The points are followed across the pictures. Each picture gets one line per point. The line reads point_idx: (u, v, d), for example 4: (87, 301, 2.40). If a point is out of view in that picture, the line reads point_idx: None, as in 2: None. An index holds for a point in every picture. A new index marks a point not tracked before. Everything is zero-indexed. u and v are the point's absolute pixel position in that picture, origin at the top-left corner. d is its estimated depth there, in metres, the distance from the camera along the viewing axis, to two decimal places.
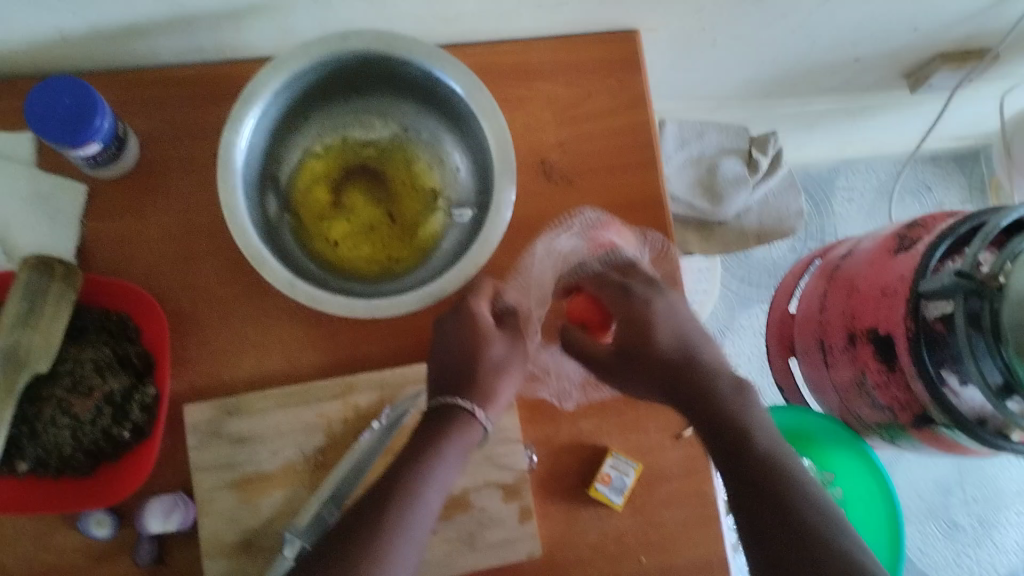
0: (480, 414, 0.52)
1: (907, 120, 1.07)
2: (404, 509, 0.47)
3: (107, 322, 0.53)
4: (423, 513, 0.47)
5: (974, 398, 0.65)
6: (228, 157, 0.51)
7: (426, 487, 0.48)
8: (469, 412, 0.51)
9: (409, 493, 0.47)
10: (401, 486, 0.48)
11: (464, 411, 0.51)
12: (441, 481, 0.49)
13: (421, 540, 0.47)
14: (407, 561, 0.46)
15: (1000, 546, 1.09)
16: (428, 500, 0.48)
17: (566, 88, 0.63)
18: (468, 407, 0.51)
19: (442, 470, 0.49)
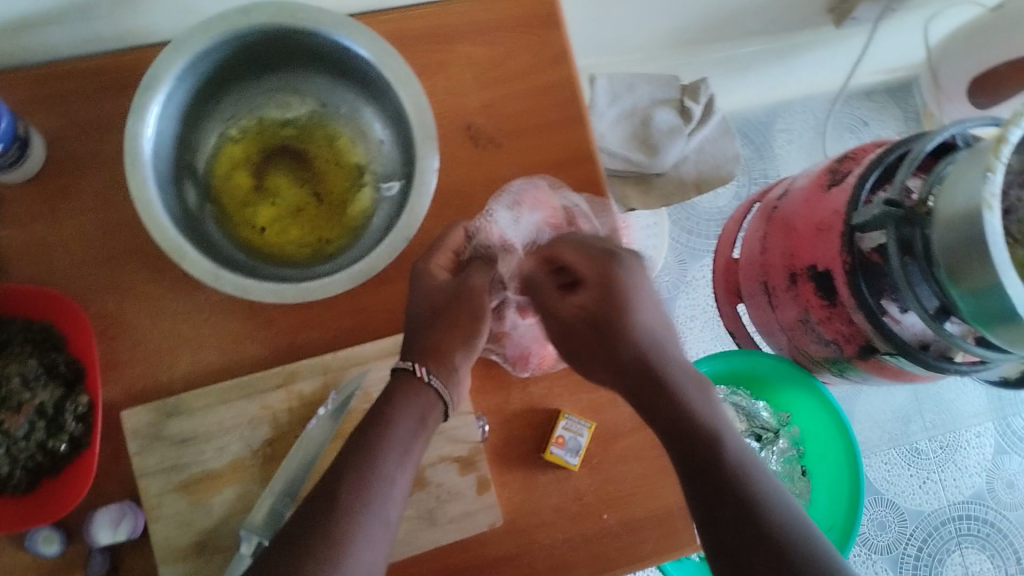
0: (422, 371, 0.50)
1: (836, 56, 1.08)
2: (359, 486, 0.45)
3: (31, 331, 0.52)
4: (384, 487, 0.46)
5: (915, 322, 0.66)
6: (134, 148, 0.49)
7: (383, 459, 0.47)
8: (408, 372, 0.50)
9: (362, 471, 0.46)
10: (355, 465, 0.46)
11: (408, 375, 0.50)
12: (393, 452, 0.47)
13: (385, 516, 0.45)
14: (371, 537, 0.44)
15: (963, 468, 1.12)
16: (383, 472, 0.46)
17: (485, 49, 0.62)
18: (407, 365, 0.50)
19: (395, 438, 0.47)
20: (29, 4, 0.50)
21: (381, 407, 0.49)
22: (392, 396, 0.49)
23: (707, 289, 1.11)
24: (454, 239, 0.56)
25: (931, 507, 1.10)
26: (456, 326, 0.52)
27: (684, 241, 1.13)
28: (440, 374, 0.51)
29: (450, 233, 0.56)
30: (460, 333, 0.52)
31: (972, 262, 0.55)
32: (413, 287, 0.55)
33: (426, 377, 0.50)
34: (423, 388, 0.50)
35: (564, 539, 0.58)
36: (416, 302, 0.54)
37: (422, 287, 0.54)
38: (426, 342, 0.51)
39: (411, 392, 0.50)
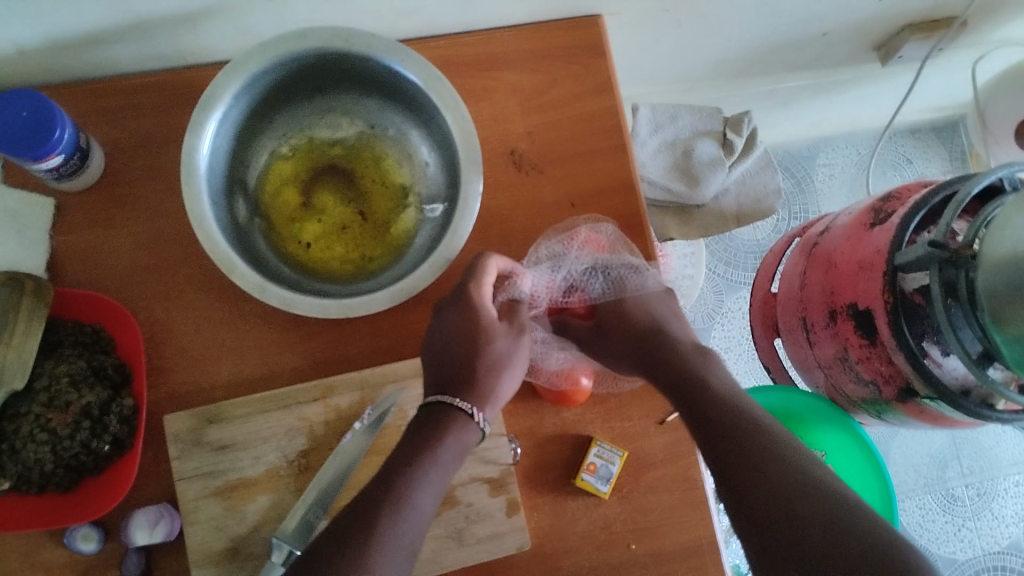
0: (479, 416, 0.51)
1: (884, 93, 1.07)
2: (396, 515, 0.46)
3: (81, 333, 0.53)
4: (415, 516, 0.47)
5: (957, 367, 0.65)
6: (191, 162, 0.51)
7: (413, 487, 0.47)
8: (467, 415, 0.50)
9: (395, 500, 0.46)
10: (392, 492, 0.47)
11: (463, 415, 0.51)
12: (429, 483, 0.48)
13: (413, 543, 0.46)
14: (400, 565, 0.45)
15: (1000, 517, 1.09)
16: (416, 500, 0.47)
17: (532, 76, 0.63)
18: (467, 409, 0.51)
19: (436, 469, 0.48)
20: (100, 21, 0.53)
21: (425, 438, 0.49)
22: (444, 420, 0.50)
23: (743, 321, 1.11)
24: (491, 274, 0.55)
25: (964, 556, 1.08)
26: (500, 368, 0.53)
27: (722, 272, 1.13)
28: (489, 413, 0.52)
29: (486, 266, 0.55)
30: (507, 374, 0.53)
31: (1016, 307, 0.54)
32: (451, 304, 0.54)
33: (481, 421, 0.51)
34: (471, 424, 0.50)
35: (590, 566, 0.58)
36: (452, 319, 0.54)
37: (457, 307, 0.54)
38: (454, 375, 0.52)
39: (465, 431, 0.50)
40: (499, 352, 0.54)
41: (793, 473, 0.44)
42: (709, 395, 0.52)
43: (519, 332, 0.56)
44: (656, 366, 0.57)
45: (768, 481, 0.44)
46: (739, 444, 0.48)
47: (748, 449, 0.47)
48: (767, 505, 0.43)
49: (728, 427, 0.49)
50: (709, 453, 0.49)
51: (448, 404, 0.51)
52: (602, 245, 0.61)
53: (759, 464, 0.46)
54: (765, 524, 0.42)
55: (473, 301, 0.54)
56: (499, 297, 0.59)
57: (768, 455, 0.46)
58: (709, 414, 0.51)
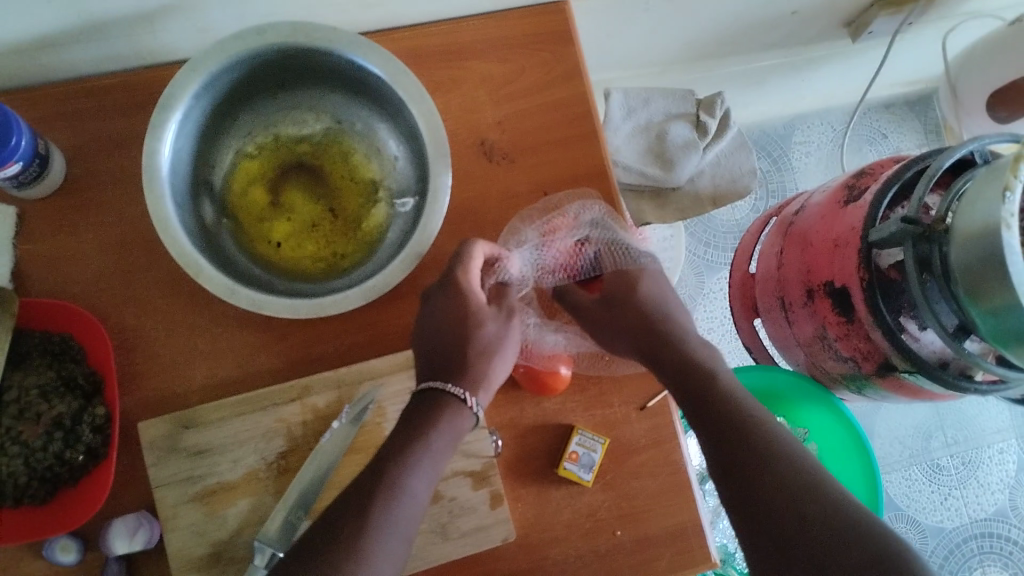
0: (472, 402, 0.50)
1: (857, 68, 1.07)
2: (389, 504, 0.45)
3: (50, 344, 0.52)
4: (409, 504, 0.46)
5: (934, 341, 0.66)
6: (153, 165, 0.50)
7: (407, 475, 0.47)
8: (459, 401, 0.50)
9: (388, 488, 0.46)
10: (385, 481, 0.46)
11: (455, 401, 0.50)
12: (422, 469, 0.47)
13: (406, 532, 0.46)
14: (391, 553, 0.45)
15: (985, 485, 1.10)
16: (410, 488, 0.47)
17: (500, 64, 0.62)
18: (458, 394, 0.50)
19: (430, 457, 0.48)
20: (53, 23, 0.51)
21: (417, 425, 0.48)
22: (430, 411, 0.49)
23: (724, 302, 1.11)
24: (478, 252, 0.55)
25: (952, 524, 1.09)
26: (491, 354, 0.53)
27: (702, 254, 1.13)
28: (482, 398, 0.52)
29: (473, 245, 0.55)
30: (500, 360, 0.53)
31: (992, 284, 0.54)
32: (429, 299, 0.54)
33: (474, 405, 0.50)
34: (463, 408, 0.50)
35: (576, 555, 0.58)
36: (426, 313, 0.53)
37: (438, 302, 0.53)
38: (444, 366, 0.52)
39: (456, 417, 0.50)
40: (489, 337, 0.54)
41: (809, 489, 0.44)
42: (716, 400, 0.50)
43: (508, 316, 0.57)
44: (664, 365, 0.55)
45: (785, 497, 0.44)
46: (749, 456, 0.46)
47: (759, 462, 0.46)
48: (782, 524, 0.43)
49: (737, 437, 0.48)
50: (717, 464, 0.48)
51: (439, 389, 0.50)
52: (583, 224, 0.60)
53: (771, 480, 0.45)
54: (781, 545, 0.42)
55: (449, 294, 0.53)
56: (490, 280, 0.60)
57: (780, 468, 0.45)
58: (717, 421, 0.49)
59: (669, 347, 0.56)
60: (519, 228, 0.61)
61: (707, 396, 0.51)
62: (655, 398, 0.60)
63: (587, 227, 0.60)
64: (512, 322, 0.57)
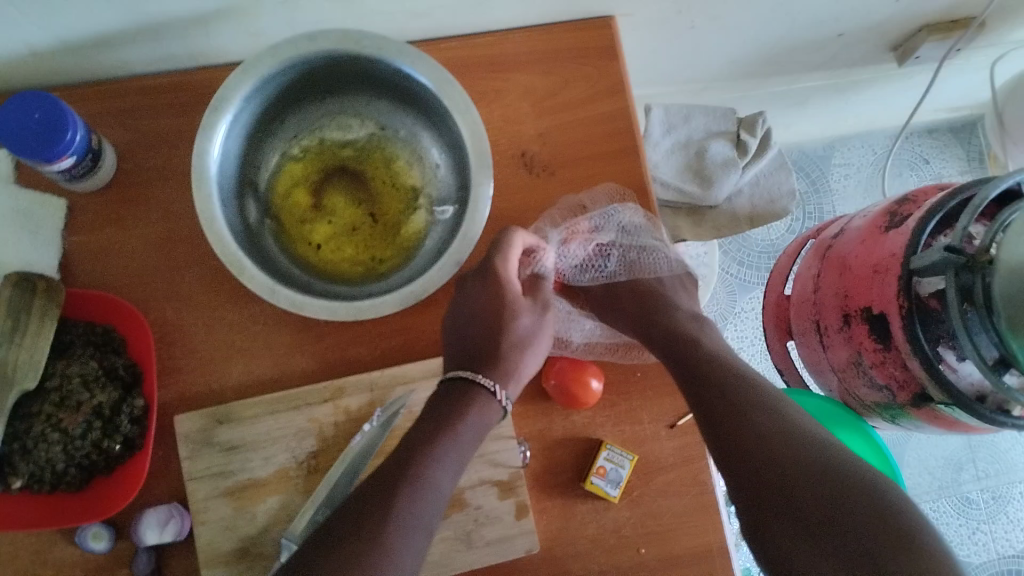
0: (502, 395, 0.51)
1: (900, 93, 1.06)
2: (415, 495, 0.46)
3: (93, 334, 0.53)
4: (433, 497, 0.46)
5: (972, 373, 0.64)
6: (202, 164, 0.51)
7: (433, 467, 0.47)
8: (489, 393, 0.50)
9: (414, 480, 0.46)
10: (410, 473, 0.46)
11: (486, 393, 0.50)
12: (449, 461, 0.48)
13: (429, 524, 0.46)
14: (416, 545, 0.44)
15: (1015, 521, 1.08)
16: (434, 479, 0.47)
17: (544, 77, 0.63)
18: (488, 386, 0.50)
19: (457, 449, 0.48)
20: (113, 23, 0.53)
21: (447, 416, 0.49)
22: (461, 412, 0.49)
23: (756, 323, 1.10)
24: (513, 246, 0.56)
25: (977, 559, 1.07)
26: (523, 347, 0.54)
27: (735, 273, 1.12)
28: (511, 391, 0.52)
29: (508, 238, 0.56)
30: (530, 353, 0.54)
31: None
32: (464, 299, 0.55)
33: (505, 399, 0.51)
34: (494, 402, 0.50)
35: (599, 570, 0.58)
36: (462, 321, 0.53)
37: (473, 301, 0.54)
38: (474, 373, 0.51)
39: (486, 411, 0.50)
40: (523, 330, 0.55)
41: (798, 453, 0.45)
42: (715, 373, 0.53)
43: (544, 309, 0.58)
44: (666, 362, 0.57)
45: (777, 466, 0.45)
46: (744, 431, 0.48)
47: (752, 436, 0.48)
48: (765, 480, 0.45)
49: (734, 419, 0.49)
50: (713, 442, 0.50)
51: (469, 378, 0.51)
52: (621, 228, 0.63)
53: (763, 451, 0.46)
54: (766, 496, 0.44)
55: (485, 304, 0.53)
56: (524, 271, 0.61)
57: (766, 434, 0.48)
58: (714, 406, 0.51)
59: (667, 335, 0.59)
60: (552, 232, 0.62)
61: (699, 363, 0.55)
62: (685, 417, 0.60)
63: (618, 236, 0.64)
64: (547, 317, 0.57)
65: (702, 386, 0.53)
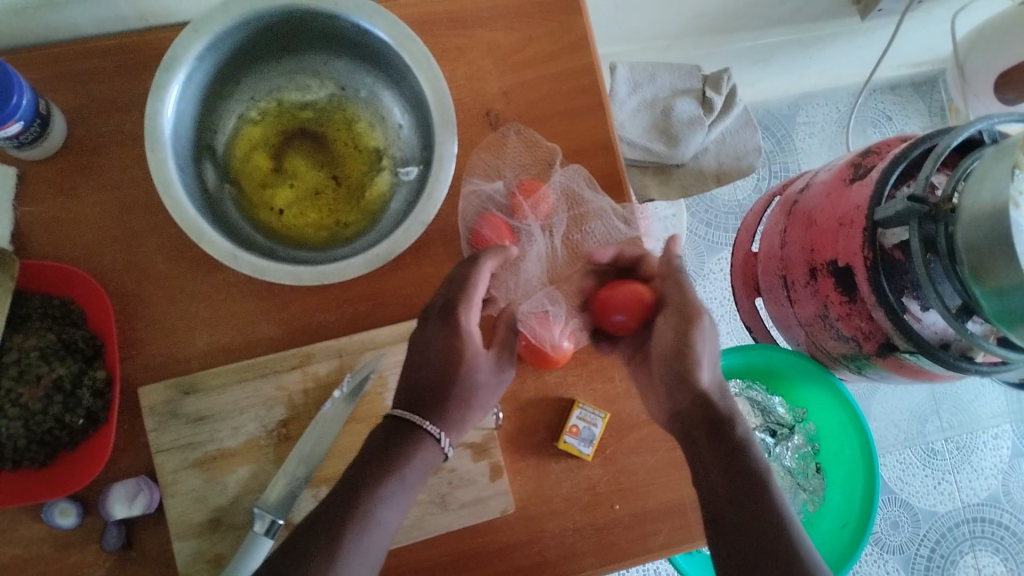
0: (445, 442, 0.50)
1: (862, 49, 1.07)
2: (360, 535, 0.46)
3: (50, 307, 0.52)
4: (378, 537, 0.47)
5: (936, 322, 0.66)
6: (155, 128, 0.49)
7: (380, 506, 0.48)
8: (434, 439, 0.50)
9: (363, 520, 0.47)
10: (358, 511, 0.47)
11: (422, 433, 0.50)
12: (396, 502, 0.48)
13: (374, 562, 0.47)
14: None
15: (978, 470, 1.11)
16: (382, 518, 0.47)
17: (506, 34, 0.62)
18: (434, 433, 0.50)
19: (401, 488, 0.48)
20: None
21: (393, 456, 0.49)
22: (410, 449, 0.49)
23: (723, 283, 1.11)
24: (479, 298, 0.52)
25: (944, 509, 1.10)
26: (474, 399, 0.51)
27: (702, 234, 1.12)
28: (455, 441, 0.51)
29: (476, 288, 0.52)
30: (478, 411, 0.52)
31: (998, 260, 0.54)
32: (426, 341, 0.52)
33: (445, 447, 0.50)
34: (435, 446, 0.50)
35: (574, 528, 0.58)
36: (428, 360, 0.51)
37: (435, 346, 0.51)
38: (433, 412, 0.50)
39: (428, 452, 0.50)
40: (479, 379, 0.52)
41: None
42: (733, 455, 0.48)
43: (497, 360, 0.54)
44: (706, 457, 0.49)
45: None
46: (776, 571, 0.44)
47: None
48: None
49: (773, 539, 0.45)
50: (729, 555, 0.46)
51: (416, 425, 0.50)
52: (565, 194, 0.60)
53: None
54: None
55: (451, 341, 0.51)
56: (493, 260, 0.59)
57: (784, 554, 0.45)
58: (757, 526, 0.46)
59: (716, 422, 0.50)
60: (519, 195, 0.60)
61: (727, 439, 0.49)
62: None
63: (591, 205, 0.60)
64: (503, 368, 0.54)
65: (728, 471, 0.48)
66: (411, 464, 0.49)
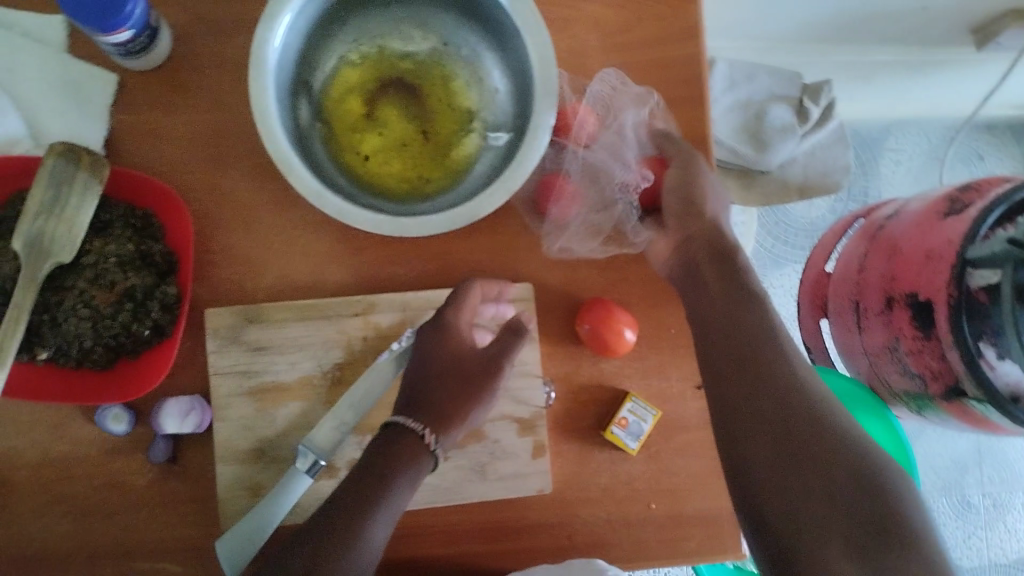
0: (430, 438, 0.49)
1: (969, 81, 1.03)
2: (349, 546, 0.44)
3: (132, 217, 0.52)
4: (370, 550, 0.44)
5: (1009, 373, 0.62)
6: (261, 55, 0.49)
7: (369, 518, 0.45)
8: (419, 437, 0.49)
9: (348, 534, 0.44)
10: (344, 525, 0.44)
11: (416, 439, 0.49)
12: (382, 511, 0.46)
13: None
14: None
15: (1012, 531, 1.08)
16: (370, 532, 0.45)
17: (616, 12, 0.59)
18: (418, 430, 0.49)
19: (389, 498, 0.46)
20: None
21: (378, 465, 0.47)
22: (393, 456, 0.48)
23: (783, 300, 1.09)
24: (472, 297, 0.53)
25: (969, 564, 1.07)
26: (472, 393, 0.52)
27: (769, 248, 1.10)
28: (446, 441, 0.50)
29: (469, 289, 0.54)
30: (478, 407, 0.52)
31: None
32: (422, 338, 0.53)
33: (434, 445, 0.49)
34: (423, 447, 0.49)
35: (607, 519, 0.58)
36: (425, 356, 0.52)
37: (432, 342, 0.52)
38: (427, 399, 0.50)
39: (415, 457, 0.48)
40: (475, 371, 0.52)
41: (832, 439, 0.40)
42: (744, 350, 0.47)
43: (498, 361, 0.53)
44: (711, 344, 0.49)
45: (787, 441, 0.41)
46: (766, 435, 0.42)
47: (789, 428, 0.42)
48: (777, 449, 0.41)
49: (764, 397, 0.44)
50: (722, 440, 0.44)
51: (400, 425, 0.49)
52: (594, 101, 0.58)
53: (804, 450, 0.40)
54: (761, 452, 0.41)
55: (448, 336, 0.52)
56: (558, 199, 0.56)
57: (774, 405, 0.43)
58: (750, 401, 0.44)
59: (744, 388, 0.45)
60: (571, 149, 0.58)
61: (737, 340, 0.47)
62: None
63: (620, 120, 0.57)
64: (504, 368, 0.53)
65: (735, 358, 0.47)
66: (398, 469, 0.47)
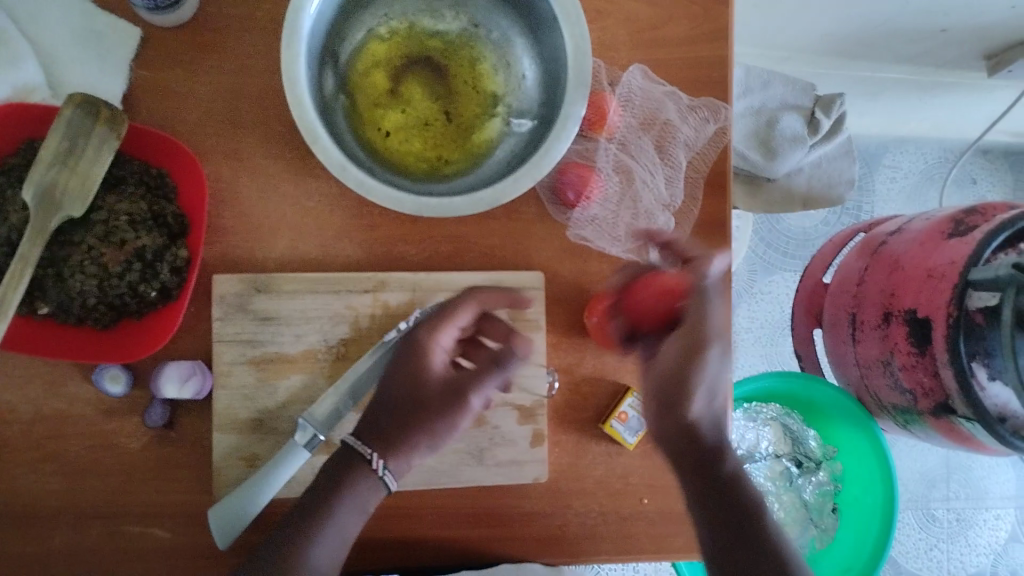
0: (379, 464, 0.49)
1: (974, 106, 1.04)
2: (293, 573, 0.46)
3: (147, 175, 0.51)
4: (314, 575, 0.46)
5: (999, 395, 0.63)
6: (295, 21, 0.48)
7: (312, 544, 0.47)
8: (365, 461, 0.49)
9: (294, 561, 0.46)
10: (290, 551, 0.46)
11: (365, 464, 0.49)
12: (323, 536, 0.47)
13: None
14: None
15: (972, 546, 1.11)
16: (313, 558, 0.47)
17: (648, 7, 0.59)
18: (367, 455, 0.49)
19: (333, 525, 0.48)
20: None
21: (326, 490, 0.48)
22: (341, 480, 0.49)
23: (768, 307, 1.10)
24: (466, 315, 0.52)
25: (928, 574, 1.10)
26: (429, 421, 0.51)
27: (761, 254, 1.11)
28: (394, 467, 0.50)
29: (464, 306, 0.52)
30: (427, 440, 0.51)
31: None
32: (401, 354, 0.52)
33: (381, 471, 0.49)
34: (370, 472, 0.49)
35: (599, 511, 0.58)
36: (398, 378, 0.51)
37: (407, 364, 0.51)
38: (382, 427, 0.50)
39: (356, 481, 0.49)
40: (438, 402, 0.51)
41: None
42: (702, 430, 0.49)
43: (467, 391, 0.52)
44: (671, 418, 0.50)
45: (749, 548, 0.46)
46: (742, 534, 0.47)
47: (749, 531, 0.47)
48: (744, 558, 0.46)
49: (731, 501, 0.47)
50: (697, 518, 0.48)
51: (352, 446, 0.50)
52: (635, 100, 0.58)
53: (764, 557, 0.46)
54: None
55: (421, 357, 0.51)
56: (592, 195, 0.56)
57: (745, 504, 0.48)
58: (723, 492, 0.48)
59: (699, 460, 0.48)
60: (601, 137, 0.58)
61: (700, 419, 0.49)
62: None
63: (667, 118, 0.58)
64: (471, 398, 0.52)
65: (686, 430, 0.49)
66: (344, 496, 0.48)
